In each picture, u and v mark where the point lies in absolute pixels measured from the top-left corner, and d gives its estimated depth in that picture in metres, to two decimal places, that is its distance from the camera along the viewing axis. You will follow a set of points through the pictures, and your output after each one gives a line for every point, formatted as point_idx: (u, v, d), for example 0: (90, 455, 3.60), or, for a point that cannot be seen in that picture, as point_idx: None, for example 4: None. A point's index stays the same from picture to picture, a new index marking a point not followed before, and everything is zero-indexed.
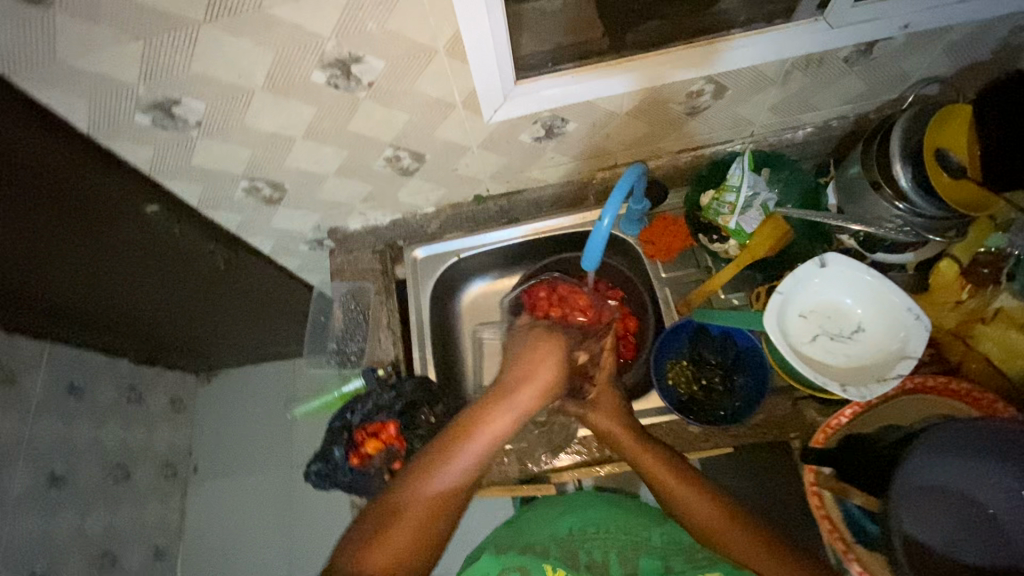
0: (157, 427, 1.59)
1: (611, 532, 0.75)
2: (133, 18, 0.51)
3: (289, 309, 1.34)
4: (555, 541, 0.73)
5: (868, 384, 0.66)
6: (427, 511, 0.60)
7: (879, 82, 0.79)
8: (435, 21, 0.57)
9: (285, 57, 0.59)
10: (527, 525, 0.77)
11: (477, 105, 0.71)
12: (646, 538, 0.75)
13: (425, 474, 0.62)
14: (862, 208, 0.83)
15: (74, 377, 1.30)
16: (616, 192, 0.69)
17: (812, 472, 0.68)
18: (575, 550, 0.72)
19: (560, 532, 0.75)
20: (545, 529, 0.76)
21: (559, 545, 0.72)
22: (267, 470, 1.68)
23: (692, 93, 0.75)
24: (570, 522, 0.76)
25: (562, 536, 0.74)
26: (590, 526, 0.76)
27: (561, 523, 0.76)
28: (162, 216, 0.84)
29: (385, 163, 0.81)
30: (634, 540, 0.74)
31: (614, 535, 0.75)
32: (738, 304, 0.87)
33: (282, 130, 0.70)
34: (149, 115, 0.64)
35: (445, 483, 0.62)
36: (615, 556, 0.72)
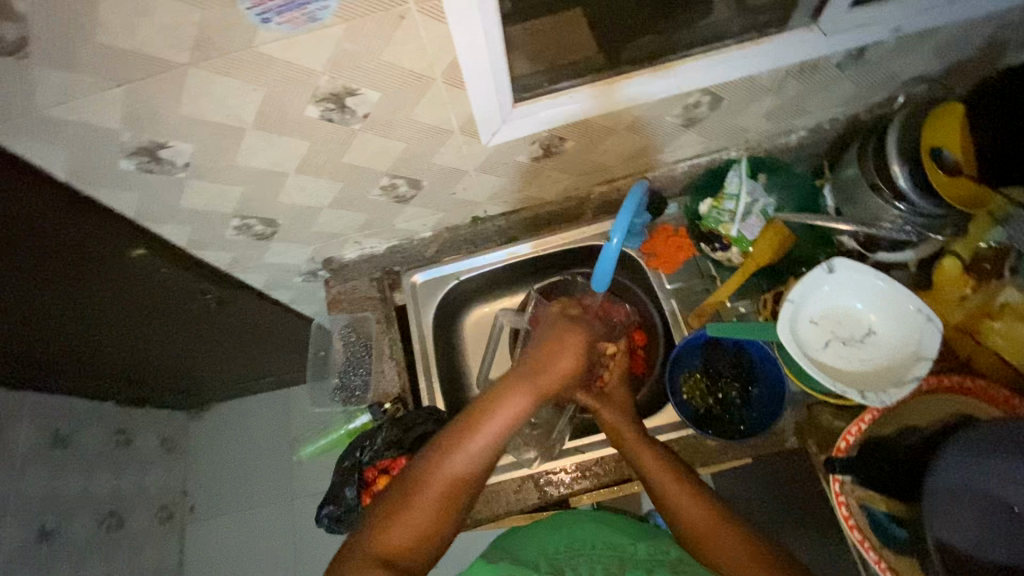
0: (149, 470, 1.53)
1: (597, 546, 0.73)
2: (116, 64, 0.49)
3: (283, 341, 1.30)
4: (546, 555, 0.71)
5: (886, 388, 0.66)
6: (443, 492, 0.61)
7: (870, 84, 0.80)
8: (431, 50, 0.56)
9: (277, 93, 0.57)
10: (515, 546, 0.75)
11: (475, 130, 0.70)
12: (631, 553, 0.72)
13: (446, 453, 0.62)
14: (861, 209, 0.84)
15: (59, 426, 1.25)
16: (623, 211, 0.68)
17: (836, 482, 0.68)
18: (562, 563, 0.70)
19: (546, 549, 0.73)
20: (534, 546, 0.74)
21: (545, 560, 0.70)
22: (267, 505, 1.63)
23: (689, 105, 0.75)
24: (557, 540, 0.74)
25: (552, 552, 0.73)
26: (578, 542, 0.74)
27: (550, 540, 0.75)
28: (149, 260, 0.80)
29: (381, 192, 0.78)
30: (620, 553, 0.72)
31: (601, 549, 0.73)
32: (746, 312, 0.86)
33: (274, 166, 0.67)
34: (134, 161, 0.61)
35: (467, 460, 0.62)
36: (602, 568, 0.69)
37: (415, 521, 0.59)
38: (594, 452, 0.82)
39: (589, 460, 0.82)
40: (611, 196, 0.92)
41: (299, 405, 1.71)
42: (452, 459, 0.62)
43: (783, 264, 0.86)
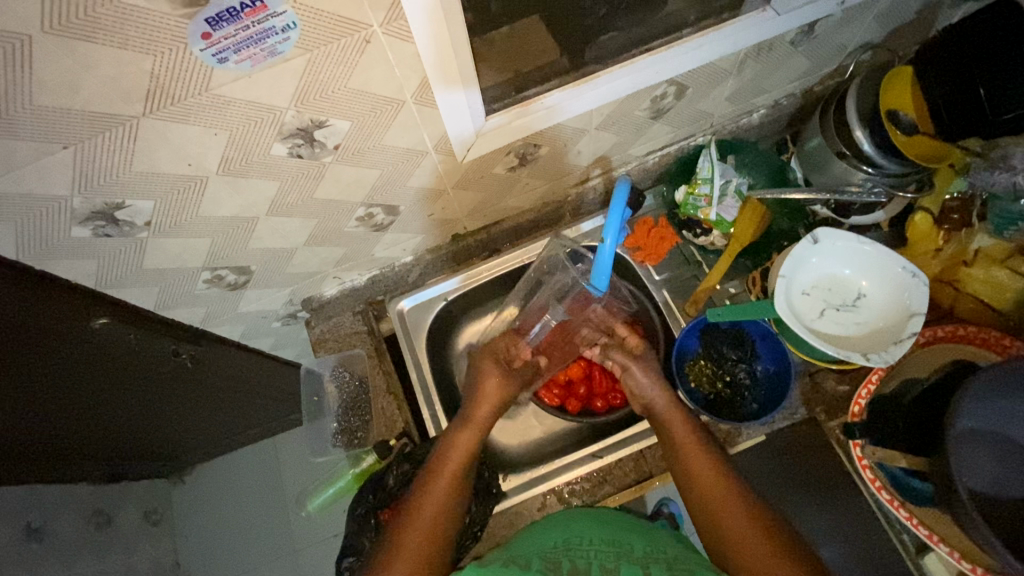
0: (135, 548, 1.43)
1: (595, 543, 0.68)
2: (59, 126, 0.45)
3: (266, 389, 1.24)
4: (540, 554, 0.67)
5: (886, 348, 0.68)
6: (443, 493, 0.69)
7: (821, 57, 0.83)
8: (401, 72, 0.54)
9: (241, 136, 0.53)
10: (513, 547, 0.70)
11: (450, 147, 0.68)
12: (629, 550, 0.67)
13: (445, 461, 0.72)
14: (828, 177, 0.86)
15: (30, 518, 1.17)
16: (614, 212, 0.69)
17: (857, 447, 0.70)
18: (560, 558, 0.65)
19: (544, 547, 0.68)
20: (531, 546, 0.69)
21: (543, 558, 0.65)
22: (271, 563, 1.54)
23: (657, 96, 0.75)
24: (555, 537, 0.70)
25: (548, 550, 0.68)
26: (575, 539, 0.69)
27: (547, 538, 0.70)
28: (113, 330, 0.75)
29: (358, 223, 0.75)
30: (618, 551, 0.66)
31: (599, 547, 0.67)
32: (737, 292, 0.87)
33: (244, 212, 0.63)
34: (90, 226, 0.56)
35: (456, 464, 0.72)
36: (599, 566, 0.63)
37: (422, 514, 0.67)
38: (614, 455, 0.80)
39: (608, 462, 0.80)
40: (588, 196, 0.92)
41: (288, 453, 1.63)
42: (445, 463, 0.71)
43: (764, 240, 0.88)
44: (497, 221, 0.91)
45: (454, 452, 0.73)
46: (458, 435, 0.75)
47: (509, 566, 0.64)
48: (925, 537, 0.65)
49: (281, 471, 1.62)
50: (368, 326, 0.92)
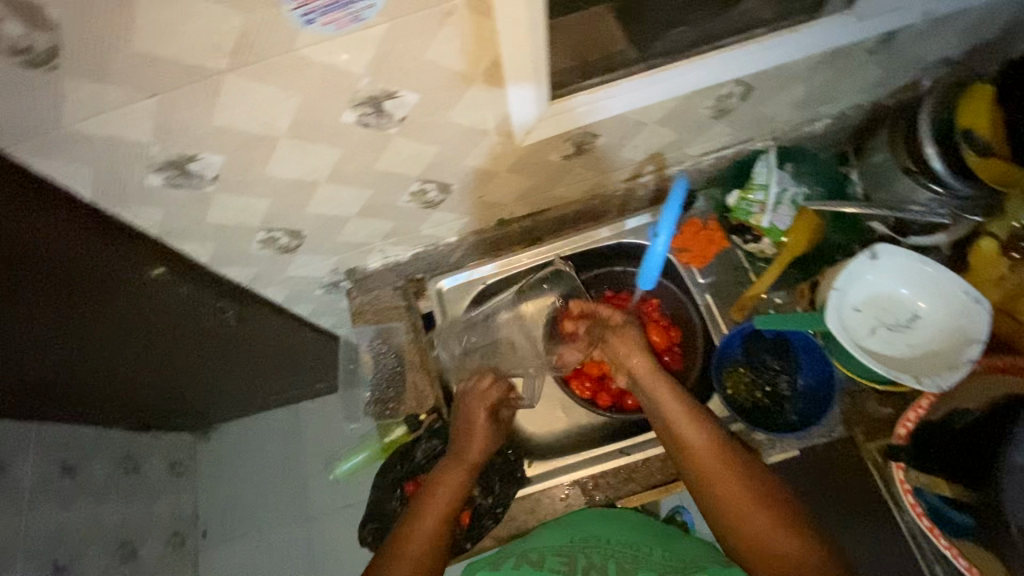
0: (159, 496, 1.49)
1: (614, 543, 0.69)
2: (149, 75, 0.46)
3: (298, 356, 1.26)
4: (554, 549, 0.68)
5: (940, 373, 0.66)
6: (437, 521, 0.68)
7: (896, 68, 0.80)
8: (476, 48, 0.54)
9: (314, 99, 0.54)
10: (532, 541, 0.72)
11: (510, 130, 0.68)
12: (648, 554, 0.67)
13: (432, 502, 0.70)
14: (889, 193, 0.84)
15: (66, 457, 1.23)
16: (669, 210, 0.66)
17: (899, 470, 0.68)
18: (575, 553, 0.66)
19: (559, 542, 0.69)
20: (545, 541, 0.70)
21: (557, 553, 0.67)
22: (285, 525, 1.58)
23: (722, 96, 0.74)
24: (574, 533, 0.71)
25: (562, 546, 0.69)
26: (592, 537, 0.70)
27: (561, 535, 0.71)
28: (169, 281, 0.77)
29: (410, 198, 0.76)
30: (636, 554, 0.67)
31: (615, 547, 0.68)
32: (782, 303, 0.86)
33: (305, 175, 0.65)
34: (162, 175, 0.58)
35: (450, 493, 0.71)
36: (616, 566, 0.65)
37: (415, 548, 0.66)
38: (641, 454, 0.80)
39: (635, 460, 0.80)
40: (637, 192, 0.91)
41: (309, 422, 1.66)
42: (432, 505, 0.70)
43: (815, 252, 0.86)
44: (544, 209, 0.90)
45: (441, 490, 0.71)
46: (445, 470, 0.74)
47: (522, 564, 0.66)
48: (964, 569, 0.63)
49: (301, 439, 1.65)
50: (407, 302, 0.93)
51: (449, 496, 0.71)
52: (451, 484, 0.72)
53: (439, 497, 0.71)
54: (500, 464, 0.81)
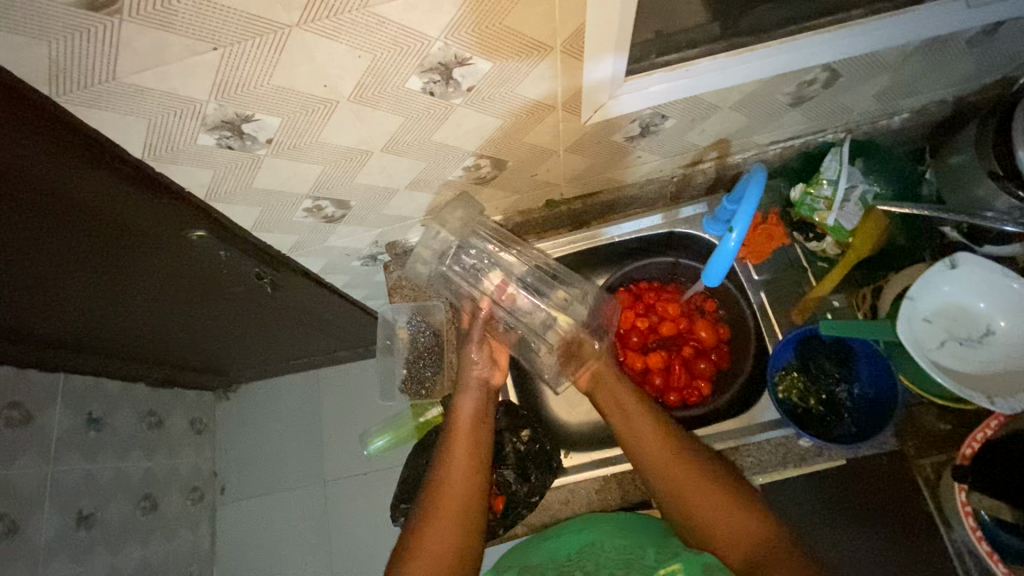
0: (179, 451, 1.51)
1: (608, 550, 0.69)
2: (212, 24, 0.43)
3: (325, 325, 1.24)
4: (555, 565, 0.70)
5: (1013, 394, 0.62)
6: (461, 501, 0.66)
7: (991, 63, 0.74)
8: (560, 16, 0.49)
9: (382, 62, 0.50)
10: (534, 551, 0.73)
11: (578, 106, 0.63)
12: (641, 556, 0.67)
13: (445, 509, 0.65)
14: (967, 197, 0.79)
15: (91, 409, 1.24)
16: (747, 205, 0.63)
17: (964, 491, 0.63)
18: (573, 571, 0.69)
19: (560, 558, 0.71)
20: (545, 548, 0.72)
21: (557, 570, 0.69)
22: (300, 488, 1.59)
23: (804, 82, 0.69)
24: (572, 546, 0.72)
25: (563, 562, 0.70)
26: (590, 545, 0.71)
27: (560, 545, 0.72)
28: (210, 244, 0.75)
29: (462, 173, 0.72)
30: (630, 560, 0.68)
31: (613, 554, 0.69)
32: (840, 307, 0.82)
33: (361, 143, 0.61)
34: (215, 135, 0.54)
35: (468, 473, 0.69)
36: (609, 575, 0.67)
37: (439, 528, 0.64)
38: None
39: None
40: (695, 179, 0.86)
41: (327, 389, 1.66)
42: (449, 499, 0.66)
43: (881, 255, 0.81)
44: (594, 193, 0.86)
45: (453, 484, 0.67)
46: (450, 462, 0.69)
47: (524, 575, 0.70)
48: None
49: (319, 404, 1.66)
50: (452, 272, 0.87)
51: (463, 492, 0.67)
52: (461, 471, 0.68)
53: (452, 493, 0.67)
54: (536, 452, 0.81)
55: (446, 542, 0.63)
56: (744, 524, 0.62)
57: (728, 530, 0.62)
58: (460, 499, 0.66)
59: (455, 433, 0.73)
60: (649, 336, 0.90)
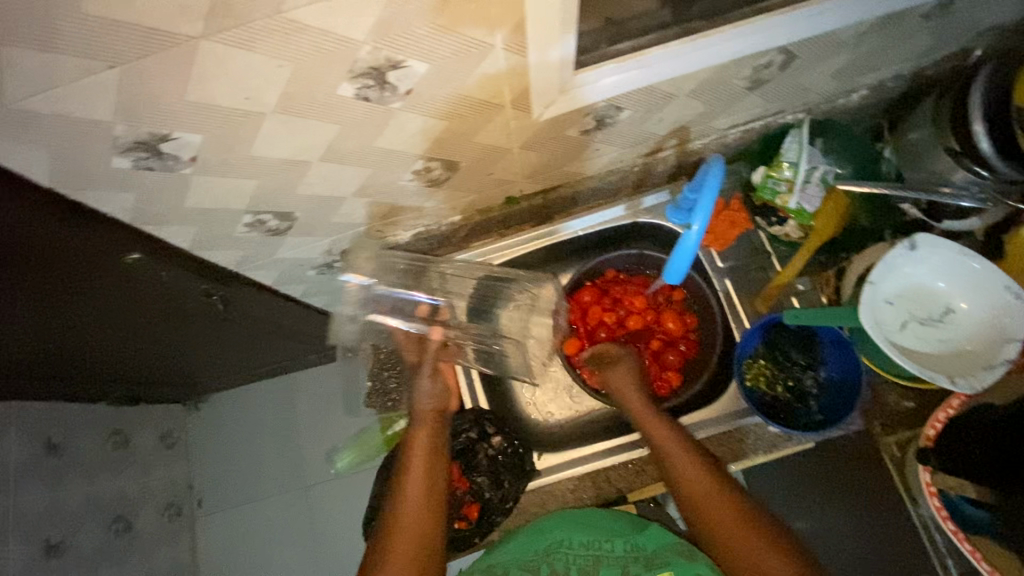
0: (150, 468, 1.46)
1: (576, 548, 0.69)
2: (106, 41, 0.38)
3: (290, 334, 1.20)
4: (519, 564, 0.69)
5: (974, 372, 0.63)
6: (420, 504, 0.66)
7: (947, 36, 0.72)
8: (496, 10, 0.46)
9: (307, 71, 0.46)
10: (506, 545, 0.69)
11: (528, 102, 0.60)
12: (608, 551, 0.69)
13: (403, 519, 0.64)
14: (926, 173, 0.78)
15: (50, 434, 1.18)
16: (706, 197, 0.61)
17: (925, 472, 0.67)
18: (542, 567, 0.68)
19: (525, 555, 0.69)
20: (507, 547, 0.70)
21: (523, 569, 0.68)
22: (280, 495, 1.55)
23: (760, 66, 0.67)
24: (539, 543, 0.70)
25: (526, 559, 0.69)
26: (557, 542, 0.69)
27: (524, 544, 0.70)
28: (149, 267, 0.70)
29: (413, 177, 0.68)
30: (597, 554, 0.69)
31: (580, 551, 0.69)
32: (804, 290, 0.82)
33: (297, 155, 0.57)
34: (130, 157, 0.50)
35: (424, 478, 0.68)
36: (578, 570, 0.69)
37: (401, 537, 0.63)
38: None
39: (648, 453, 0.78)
40: (657, 168, 0.84)
41: (301, 394, 1.62)
42: (407, 508, 0.65)
43: (845, 237, 0.81)
44: (555, 187, 0.83)
45: (407, 493, 0.66)
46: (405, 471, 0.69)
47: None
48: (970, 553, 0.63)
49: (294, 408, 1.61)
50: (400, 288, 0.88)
51: (420, 497, 0.66)
52: (417, 506, 0.65)
53: (409, 501, 0.66)
54: (509, 457, 0.80)
55: (409, 551, 0.62)
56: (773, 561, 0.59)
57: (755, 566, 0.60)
58: (418, 504, 0.65)
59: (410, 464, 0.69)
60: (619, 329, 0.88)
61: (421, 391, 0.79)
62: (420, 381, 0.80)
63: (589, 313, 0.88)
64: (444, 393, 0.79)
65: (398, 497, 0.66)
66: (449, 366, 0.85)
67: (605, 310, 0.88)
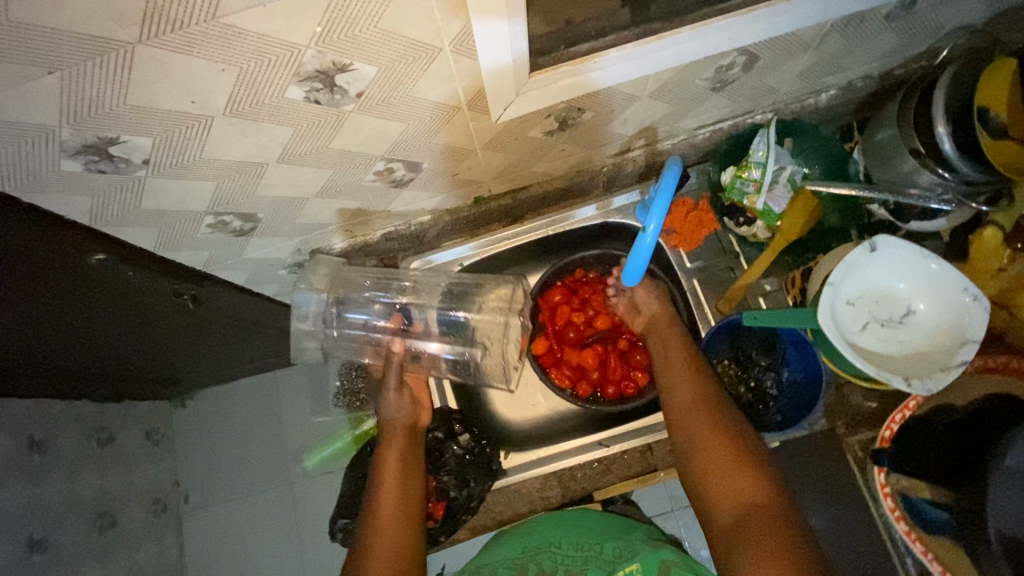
0: (135, 465, 1.40)
1: (564, 547, 0.70)
2: (40, 44, 0.38)
3: (269, 331, 1.20)
4: (505, 563, 0.70)
5: (930, 374, 0.63)
6: (396, 514, 0.67)
7: (912, 37, 0.72)
8: (440, 14, 0.46)
9: (252, 74, 0.46)
10: (494, 549, 0.73)
11: (485, 104, 0.60)
12: (597, 552, 0.69)
13: (380, 530, 0.65)
14: (891, 174, 0.78)
15: (33, 431, 1.13)
16: (661, 200, 0.63)
17: (881, 474, 0.69)
18: (527, 563, 0.69)
19: (514, 554, 0.71)
20: (498, 550, 0.73)
21: (509, 567, 0.69)
22: (265, 491, 1.49)
23: (722, 67, 0.67)
24: (528, 542, 0.72)
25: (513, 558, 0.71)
26: (546, 543, 0.71)
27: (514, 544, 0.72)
28: (113, 267, 0.69)
29: (375, 178, 0.69)
30: (586, 555, 0.69)
31: (568, 550, 0.70)
32: (771, 290, 0.84)
33: (252, 157, 0.57)
34: (80, 160, 0.50)
35: (399, 488, 0.69)
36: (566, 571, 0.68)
37: (383, 543, 0.64)
38: (620, 445, 0.80)
39: (614, 452, 0.80)
40: (626, 168, 0.84)
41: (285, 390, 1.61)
42: (382, 517, 0.66)
43: (812, 236, 0.81)
44: (524, 187, 0.84)
45: (383, 506, 0.67)
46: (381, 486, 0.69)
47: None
48: (921, 552, 0.65)
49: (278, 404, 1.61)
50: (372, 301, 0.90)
51: (395, 508, 0.67)
52: (393, 518, 0.66)
53: (384, 512, 0.67)
54: (477, 455, 0.80)
55: (390, 558, 0.63)
56: (749, 484, 0.59)
57: (729, 488, 0.60)
58: (394, 512, 0.67)
59: (382, 470, 0.71)
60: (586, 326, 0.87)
61: (390, 407, 0.79)
62: (387, 394, 0.80)
63: (557, 312, 0.87)
64: (413, 407, 0.79)
65: (374, 507, 0.68)
66: (416, 379, 0.86)
67: (574, 309, 0.87)
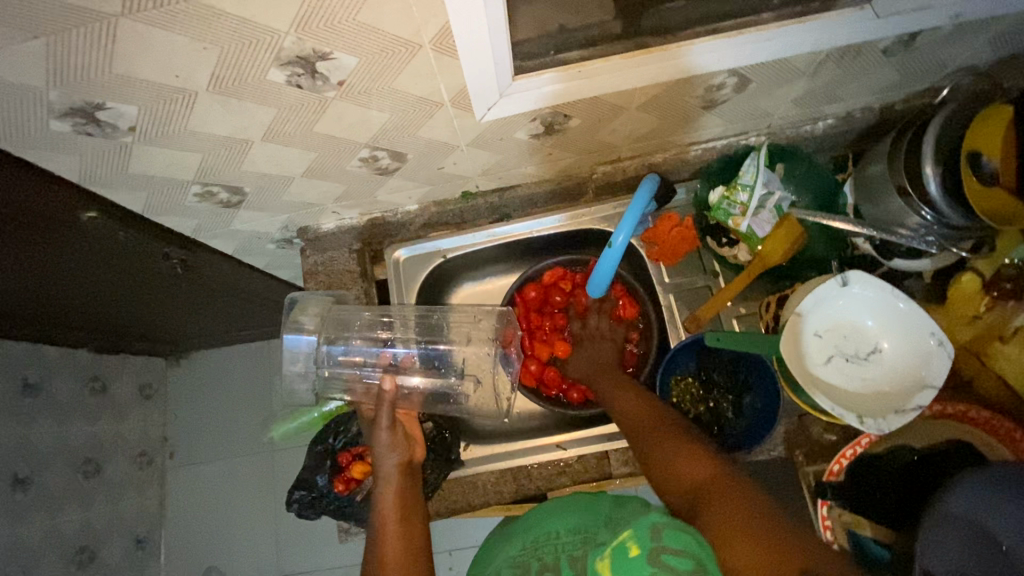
0: (127, 419, 1.43)
1: (564, 536, 0.68)
2: (23, 10, 0.40)
3: (260, 301, 1.22)
4: (509, 563, 0.67)
5: (884, 414, 0.64)
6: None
7: (913, 73, 0.71)
8: (418, 12, 0.47)
9: (232, 55, 0.48)
10: (501, 549, 0.72)
11: (469, 103, 0.61)
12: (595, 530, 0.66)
13: None
14: (878, 211, 0.77)
15: (27, 374, 1.17)
16: (628, 215, 0.69)
17: (824, 506, 0.68)
18: (529, 562, 0.66)
19: (514, 552, 0.69)
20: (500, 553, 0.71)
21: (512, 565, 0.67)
22: (246, 456, 1.51)
23: (712, 87, 0.66)
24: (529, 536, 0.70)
25: (516, 556, 0.68)
26: (545, 534, 0.69)
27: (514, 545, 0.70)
28: (103, 226, 0.71)
29: (360, 163, 0.70)
30: (584, 536, 0.66)
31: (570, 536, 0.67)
32: (746, 313, 0.84)
33: (236, 133, 0.59)
34: (68, 122, 0.52)
35: (405, 547, 0.65)
36: (568, 558, 0.64)
37: None
38: (578, 450, 0.81)
39: (571, 455, 0.81)
40: (615, 177, 0.85)
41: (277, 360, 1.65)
42: None
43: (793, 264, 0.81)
44: (511, 186, 0.85)
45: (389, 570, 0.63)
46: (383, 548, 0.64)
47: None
48: None
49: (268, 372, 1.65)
50: (365, 336, 0.87)
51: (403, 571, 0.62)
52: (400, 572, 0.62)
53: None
54: (437, 443, 0.83)
55: None
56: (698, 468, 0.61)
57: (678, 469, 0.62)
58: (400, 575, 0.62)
59: (384, 527, 0.66)
60: (556, 320, 0.91)
61: (378, 445, 0.71)
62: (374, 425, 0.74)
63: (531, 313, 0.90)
64: (404, 446, 0.72)
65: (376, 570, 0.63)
66: (408, 415, 0.80)
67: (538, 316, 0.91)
